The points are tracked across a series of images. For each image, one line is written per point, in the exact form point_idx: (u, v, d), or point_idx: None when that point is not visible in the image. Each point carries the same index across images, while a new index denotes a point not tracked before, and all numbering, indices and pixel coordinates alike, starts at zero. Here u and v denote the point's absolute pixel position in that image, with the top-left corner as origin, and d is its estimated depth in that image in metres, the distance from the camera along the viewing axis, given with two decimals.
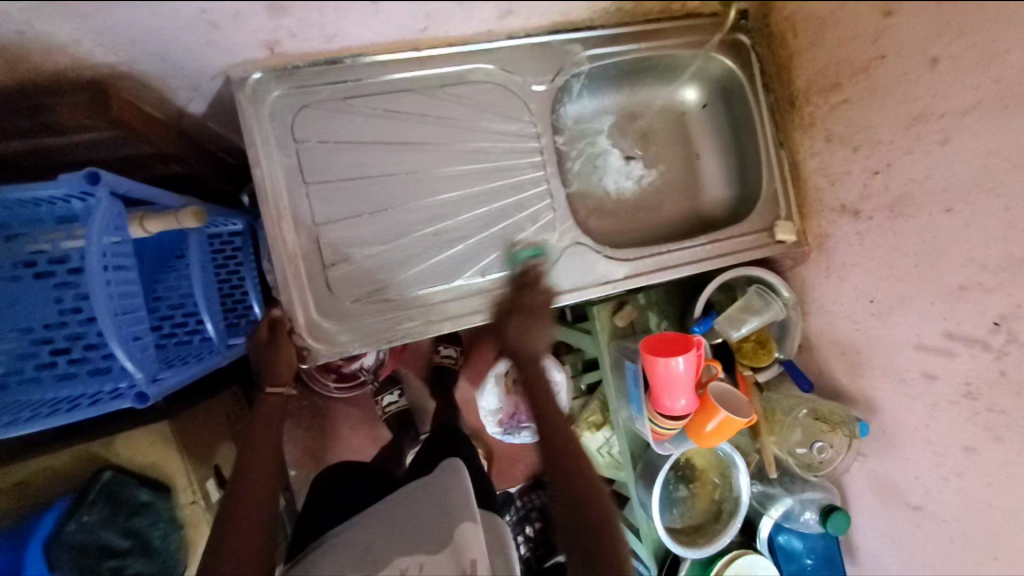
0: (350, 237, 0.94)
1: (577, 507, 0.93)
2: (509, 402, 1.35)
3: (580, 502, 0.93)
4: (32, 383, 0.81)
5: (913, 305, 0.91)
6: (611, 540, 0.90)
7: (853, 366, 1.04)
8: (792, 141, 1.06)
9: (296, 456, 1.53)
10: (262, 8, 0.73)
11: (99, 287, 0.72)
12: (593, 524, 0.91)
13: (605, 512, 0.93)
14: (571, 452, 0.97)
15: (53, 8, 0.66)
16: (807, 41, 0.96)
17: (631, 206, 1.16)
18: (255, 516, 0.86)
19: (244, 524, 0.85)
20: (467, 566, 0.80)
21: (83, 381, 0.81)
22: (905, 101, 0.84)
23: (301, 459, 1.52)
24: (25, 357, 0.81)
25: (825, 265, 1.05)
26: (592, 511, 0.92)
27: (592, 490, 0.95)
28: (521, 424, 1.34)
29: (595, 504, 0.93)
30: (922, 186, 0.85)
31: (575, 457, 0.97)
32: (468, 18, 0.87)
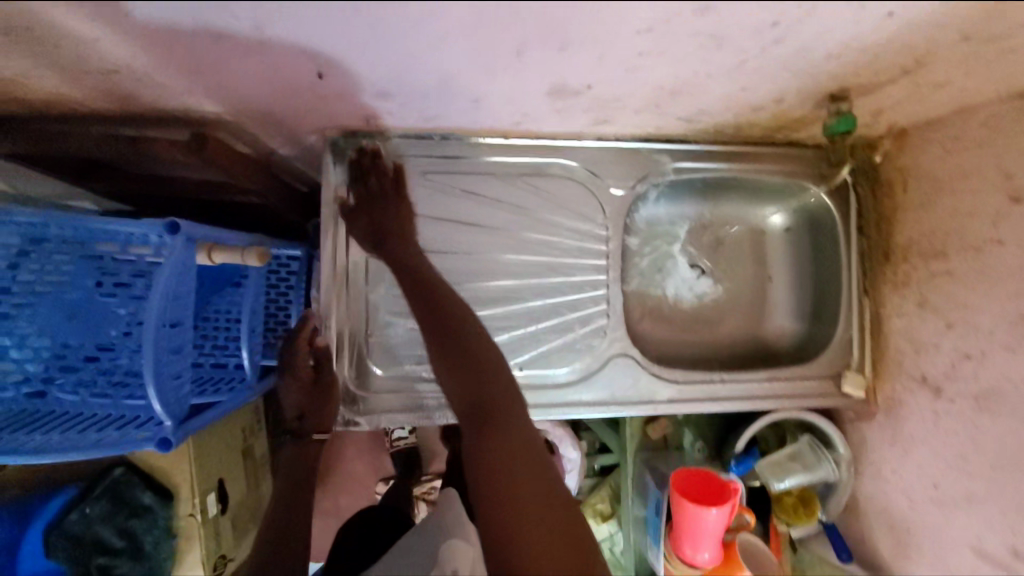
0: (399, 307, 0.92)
1: (473, 409, 0.67)
2: None
3: (534, 463, 0.64)
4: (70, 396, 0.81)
5: (981, 509, 0.83)
6: (519, 434, 0.66)
7: (899, 547, 0.95)
8: (877, 293, 0.99)
9: None
10: (368, 91, 0.74)
11: (150, 332, 0.72)
12: (487, 408, 0.67)
13: (523, 480, 0.62)
14: (488, 375, 0.69)
15: (175, 69, 0.68)
16: (917, 200, 0.91)
17: (689, 318, 1.12)
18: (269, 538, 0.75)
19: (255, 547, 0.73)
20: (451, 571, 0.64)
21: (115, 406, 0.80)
22: (1013, 296, 0.77)
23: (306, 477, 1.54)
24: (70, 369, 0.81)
25: (890, 430, 0.97)
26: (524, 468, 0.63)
27: (511, 461, 0.63)
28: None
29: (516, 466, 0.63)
30: (1016, 388, 0.77)
31: (481, 410, 0.67)
32: (564, 121, 0.86)
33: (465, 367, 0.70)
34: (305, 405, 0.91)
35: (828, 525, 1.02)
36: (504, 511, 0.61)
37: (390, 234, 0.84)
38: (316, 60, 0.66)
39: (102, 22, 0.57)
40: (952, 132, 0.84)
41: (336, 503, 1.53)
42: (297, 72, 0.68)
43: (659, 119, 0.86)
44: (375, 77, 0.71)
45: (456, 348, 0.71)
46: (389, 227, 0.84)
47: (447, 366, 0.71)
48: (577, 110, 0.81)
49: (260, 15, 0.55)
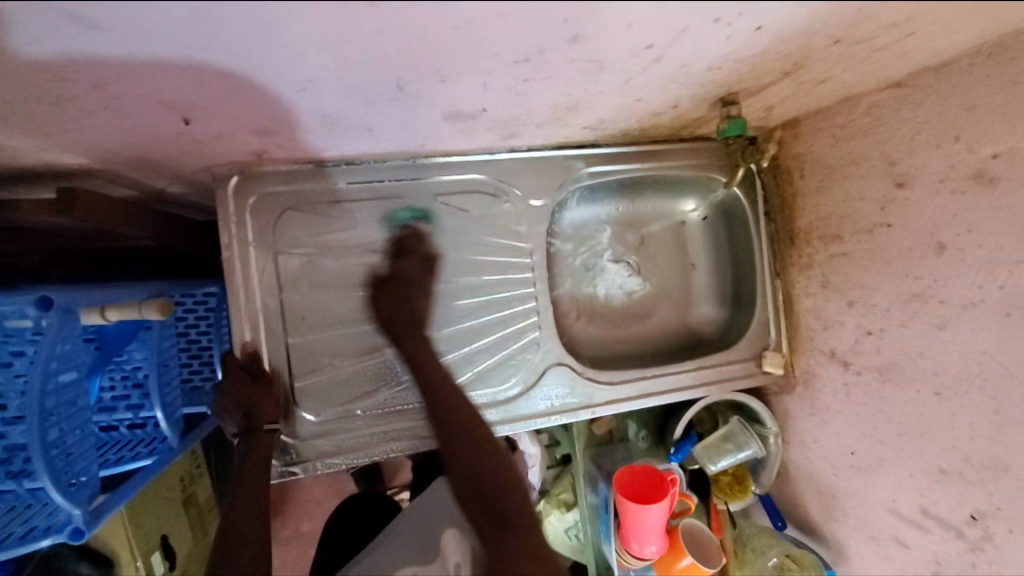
0: (321, 345, 0.89)
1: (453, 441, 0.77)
2: None
3: (526, 506, 0.75)
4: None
5: (892, 471, 0.89)
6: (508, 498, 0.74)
7: (827, 509, 1.03)
8: (788, 274, 1.04)
9: None
10: (249, 130, 0.69)
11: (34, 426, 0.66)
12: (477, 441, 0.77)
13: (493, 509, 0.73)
14: (487, 439, 0.77)
15: (17, 128, 0.61)
16: (813, 185, 0.94)
17: (621, 314, 1.14)
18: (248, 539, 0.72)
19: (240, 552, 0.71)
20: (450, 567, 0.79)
21: (9, 499, 0.73)
22: (906, 275, 0.82)
23: None
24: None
25: (810, 402, 1.03)
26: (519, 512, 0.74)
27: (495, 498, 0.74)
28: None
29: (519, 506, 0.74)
30: (913, 360, 0.83)
31: (478, 444, 0.76)
32: (467, 140, 0.83)
33: (453, 421, 0.78)
34: (251, 404, 0.83)
35: (763, 495, 1.09)
36: (506, 544, 0.71)
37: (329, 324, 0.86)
38: (179, 108, 0.61)
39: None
40: (840, 120, 0.87)
41: (297, 529, 1.46)
42: (162, 121, 0.63)
43: (565, 130, 0.85)
44: (254, 118, 0.66)
45: (461, 409, 0.78)
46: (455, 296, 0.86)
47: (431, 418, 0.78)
48: (481, 129, 0.79)
49: (91, 62, 0.49)
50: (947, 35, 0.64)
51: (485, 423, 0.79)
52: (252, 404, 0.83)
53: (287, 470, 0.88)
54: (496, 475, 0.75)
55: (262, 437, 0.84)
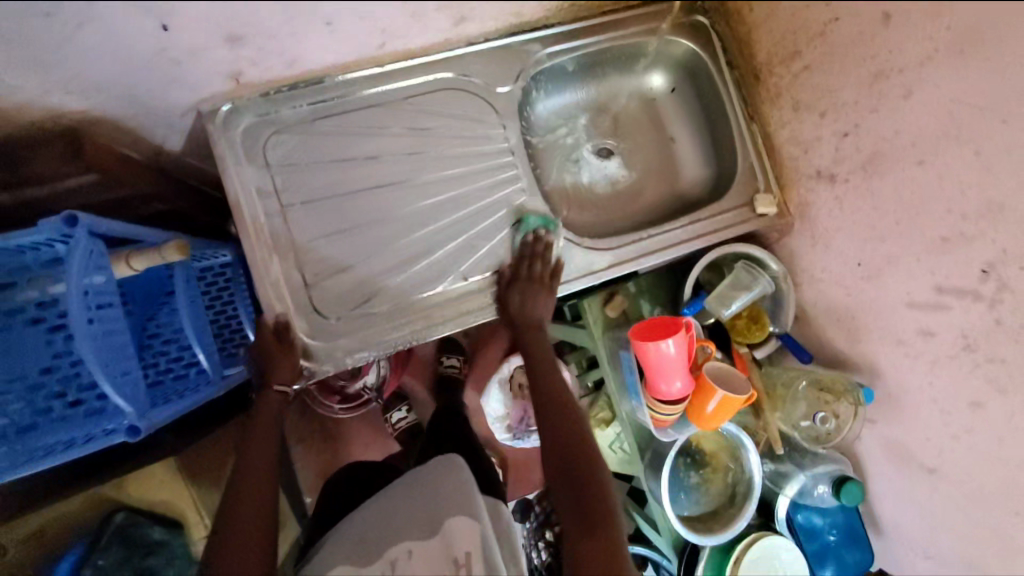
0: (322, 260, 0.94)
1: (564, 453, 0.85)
2: (517, 407, 1.22)
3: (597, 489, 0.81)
4: (25, 434, 0.79)
5: (900, 264, 0.89)
6: (585, 493, 0.80)
7: (850, 332, 1.03)
8: (761, 115, 1.06)
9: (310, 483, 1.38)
10: (220, 39, 0.76)
11: (81, 328, 0.73)
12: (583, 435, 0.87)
13: (589, 479, 0.82)
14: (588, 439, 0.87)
15: (21, 59, 0.70)
16: (762, 15, 0.97)
17: (611, 197, 1.17)
18: (261, 527, 0.78)
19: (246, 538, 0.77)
20: (461, 558, 0.74)
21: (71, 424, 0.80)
22: (863, 60, 0.83)
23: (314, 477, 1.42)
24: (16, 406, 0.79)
25: (809, 233, 1.04)
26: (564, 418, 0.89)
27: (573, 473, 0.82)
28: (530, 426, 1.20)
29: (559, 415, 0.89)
30: (891, 142, 0.84)
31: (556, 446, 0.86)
32: (424, 30, 0.90)
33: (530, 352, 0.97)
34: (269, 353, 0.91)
35: (781, 336, 1.09)
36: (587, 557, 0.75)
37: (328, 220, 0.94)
38: (154, 13, 0.68)
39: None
40: None
41: None
42: (142, 31, 0.70)
43: (511, 4, 0.90)
44: (221, 20, 0.72)
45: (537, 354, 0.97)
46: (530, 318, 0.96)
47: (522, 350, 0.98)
48: (431, 12, 0.85)
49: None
50: None
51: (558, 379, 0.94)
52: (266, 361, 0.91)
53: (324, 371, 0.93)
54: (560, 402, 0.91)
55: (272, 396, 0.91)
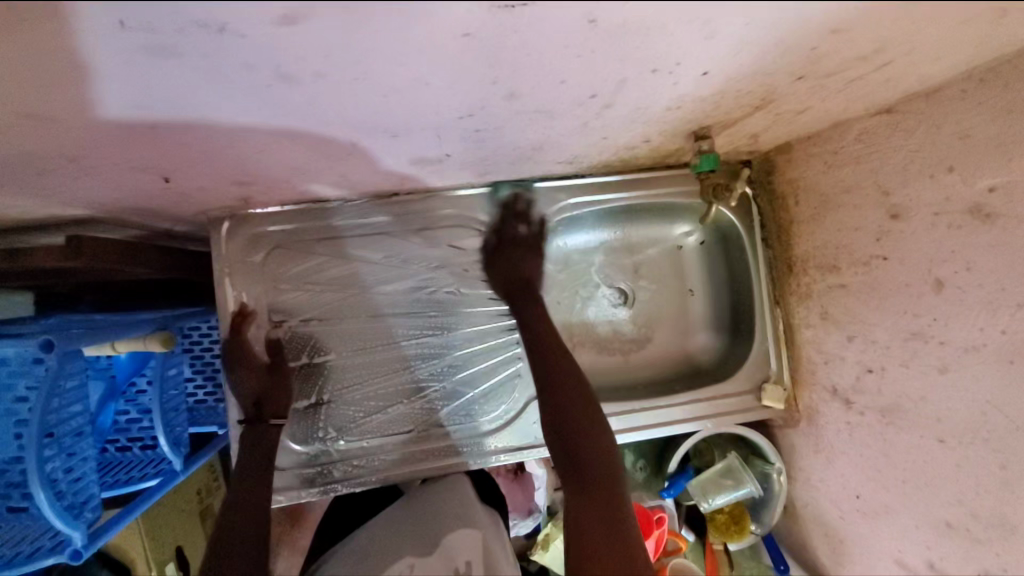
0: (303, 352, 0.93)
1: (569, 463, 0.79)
2: None
3: (603, 452, 0.79)
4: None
5: (897, 519, 0.84)
6: (614, 529, 0.72)
7: (834, 551, 0.98)
8: (787, 303, 0.99)
9: None
10: (228, 182, 0.73)
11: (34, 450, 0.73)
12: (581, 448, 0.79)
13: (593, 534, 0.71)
14: (589, 400, 0.83)
15: (27, 191, 0.67)
16: (808, 213, 0.90)
17: (615, 343, 1.11)
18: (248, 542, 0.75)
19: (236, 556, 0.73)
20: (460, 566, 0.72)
21: (6, 519, 0.78)
22: (904, 313, 0.76)
23: None
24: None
25: (813, 439, 0.98)
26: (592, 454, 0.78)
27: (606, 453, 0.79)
28: None
29: (608, 498, 0.75)
30: (915, 403, 0.78)
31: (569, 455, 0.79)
32: (445, 178, 0.85)
33: (556, 415, 0.82)
34: (265, 391, 0.89)
35: (765, 535, 1.04)
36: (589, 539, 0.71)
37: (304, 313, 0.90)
38: (157, 171, 0.65)
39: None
40: (831, 147, 0.82)
41: None
42: (144, 181, 0.68)
43: (540, 166, 0.84)
44: (229, 174, 0.70)
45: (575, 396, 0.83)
46: (357, 449, 0.93)
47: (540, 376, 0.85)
48: (451, 170, 0.80)
49: (72, 144, 0.55)
50: (929, 62, 0.59)
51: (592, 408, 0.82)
52: (262, 391, 0.89)
53: (321, 442, 0.93)
54: (580, 417, 0.81)
55: (271, 430, 0.87)
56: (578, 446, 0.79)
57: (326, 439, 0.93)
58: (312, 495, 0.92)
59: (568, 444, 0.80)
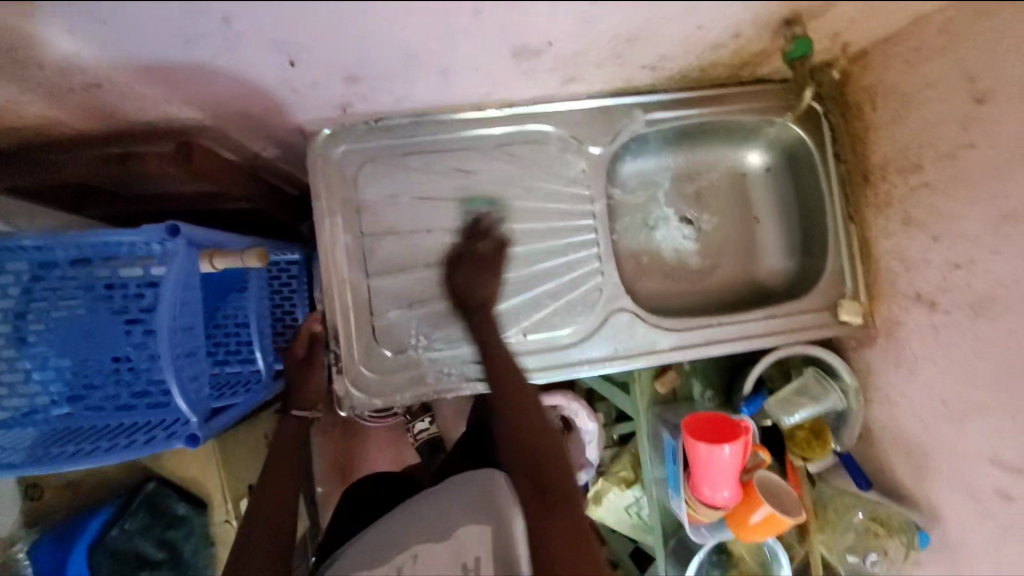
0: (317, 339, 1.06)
1: (541, 492, 0.76)
2: None
3: (564, 480, 0.78)
4: (62, 414, 0.84)
5: (990, 416, 0.83)
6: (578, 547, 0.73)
7: (916, 468, 0.96)
8: (863, 218, 1.00)
9: (324, 473, 1.53)
10: (339, 76, 0.76)
11: (166, 328, 0.78)
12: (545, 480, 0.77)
13: (553, 529, 0.73)
14: (522, 399, 0.85)
15: (153, 79, 0.70)
16: (886, 117, 0.92)
17: (685, 269, 1.13)
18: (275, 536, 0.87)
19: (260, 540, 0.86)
20: (469, 563, 0.68)
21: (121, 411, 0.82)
22: (996, 197, 0.78)
23: (330, 476, 1.53)
24: (66, 385, 0.84)
25: (893, 353, 0.98)
26: (570, 504, 0.76)
27: (539, 439, 0.82)
28: None
29: (567, 500, 0.76)
30: (1009, 289, 0.78)
31: (518, 442, 0.82)
32: (533, 85, 0.88)
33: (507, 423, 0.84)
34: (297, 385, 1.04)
35: (842, 454, 1.03)
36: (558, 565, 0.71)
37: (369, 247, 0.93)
38: (285, 49, 0.67)
39: (51, 22, 0.58)
40: (911, 45, 0.84)
41: None
42: (271, 65, 0.70)
43: (625, 71, 0.88)
44: (344, 64, 0.73)
45: (508, 388, 0.86)
46: (444, 358, 0.96)
47: (496, 409, 0.86)
48: (545, 70, 0.84)
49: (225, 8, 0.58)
50: None
51: (521, 399, 0.86)
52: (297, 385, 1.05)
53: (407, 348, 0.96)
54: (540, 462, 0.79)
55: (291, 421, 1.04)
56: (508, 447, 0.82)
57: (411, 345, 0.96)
58: (404, 401, 0.95)
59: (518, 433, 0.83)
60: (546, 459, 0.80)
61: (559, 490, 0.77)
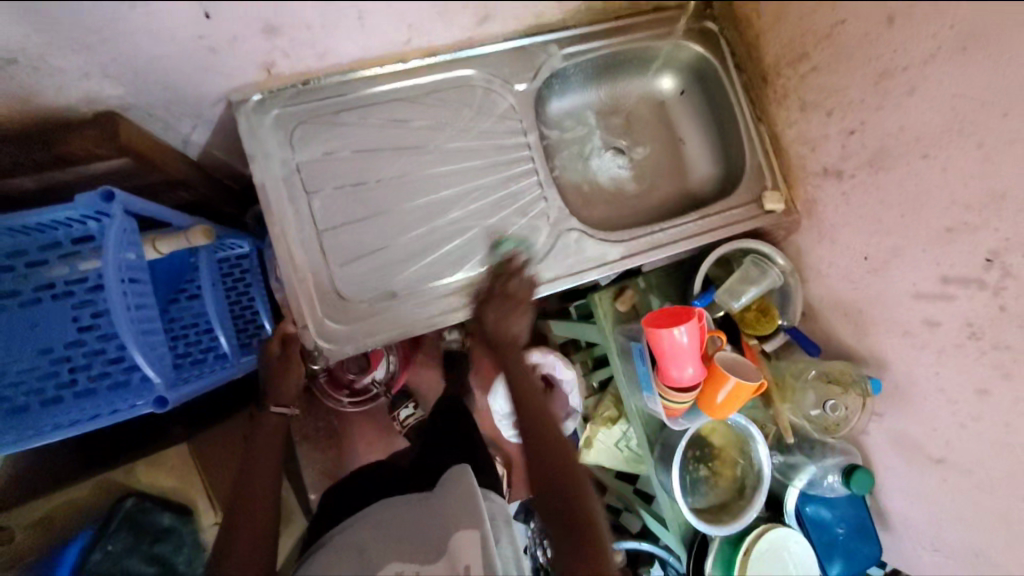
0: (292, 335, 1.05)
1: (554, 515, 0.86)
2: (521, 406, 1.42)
3: (576, 504, 0.86)
4: (19, 413, 0.81)
5: (906, 255, 0.93)
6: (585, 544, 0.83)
7: (857, 327, 1.04)
8: (769, 116, 1.10)
9: (313, 480, 1.49)
10: (259, 29, 0.79)
11: (117, 294, 0.77)
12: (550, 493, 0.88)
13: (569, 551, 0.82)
14: (551, 424, 0.94)
15: (68, 39, 0.72)
16: (770, 19, 1.02)
17: (624, 194, 1.19)
18: (264, 528, 0.88)
19: (247, 535, 0.86)
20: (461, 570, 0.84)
21: None
22: (869, 59, 0.88)
23: (318, 481, 1.49)
24: (19, 383, 0.82)
25: (816, 229, 1.07)
26: (577, 504, 0.87)
27: (540, 459, 0.91)
28: (534, 426, 1.39)
29: (577, 505, 0.86)
30: (897, 137, 0.89)
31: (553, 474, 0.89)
32: (449, 27, 0.94)
33: (538, 437, 0.93)
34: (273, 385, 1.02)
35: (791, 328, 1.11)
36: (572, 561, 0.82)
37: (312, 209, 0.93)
38: None
39: None
40: None
41: None
42: (186, 17, 0.73)
43: (532, 3, 0.95)
44: (262, 11, 0.76)
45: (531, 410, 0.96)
46: (410, 300, 0.98)
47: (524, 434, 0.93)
48: (457, 9, 0.89)
49: None
50: None
51: (529, 401, 0.97)
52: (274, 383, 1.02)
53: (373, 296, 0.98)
54: (559, 475, 0.89)
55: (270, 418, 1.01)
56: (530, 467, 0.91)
57: (376, 293, 0.98)
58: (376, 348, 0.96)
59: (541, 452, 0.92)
60: (569, 468, 0.90)
61: (575, 505, 0.86)
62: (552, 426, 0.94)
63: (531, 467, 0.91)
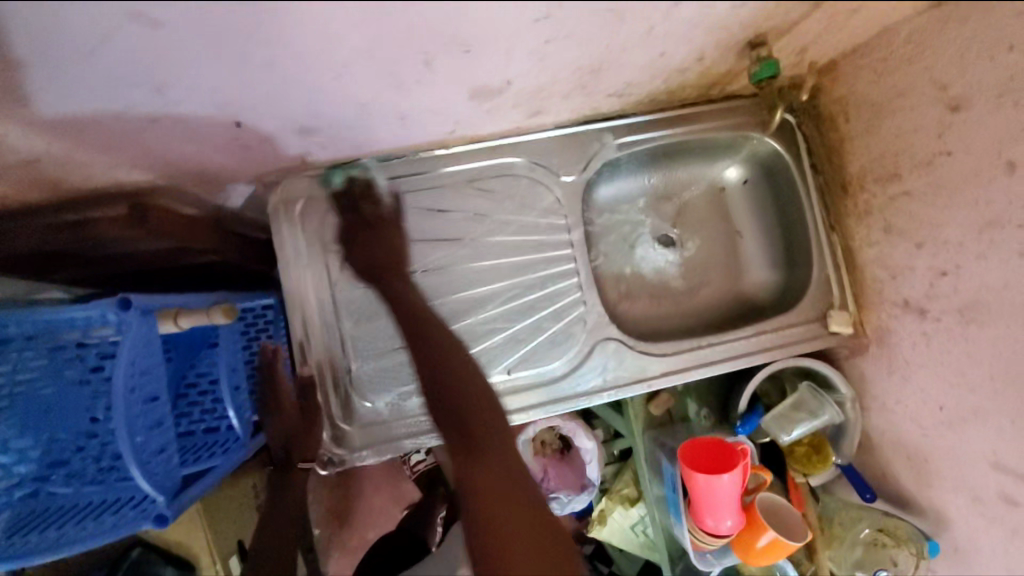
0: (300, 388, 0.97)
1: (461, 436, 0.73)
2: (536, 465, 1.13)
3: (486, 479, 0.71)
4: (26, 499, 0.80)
5: (989, 419, 0.81)
6: (530, 505, 0.70)
7: (920, 476, 0.94)
8: (844, 227, 0.99)
9: None
10: (293, 130, 0.74)
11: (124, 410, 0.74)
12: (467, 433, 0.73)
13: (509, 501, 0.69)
14: (489, 416, 0.74)
15: (90, 143, 0.67)
16: (859, 127, 0.91)
17: (671, 290, 1.10)
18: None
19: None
20: None
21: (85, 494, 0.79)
22: (977, 202, 0.76)
23: None
24: (27, 468, 0.80)
25: (886, 361, 0.96)
26: (519, 476, 0.71)
27: (490, 484, 0.70)
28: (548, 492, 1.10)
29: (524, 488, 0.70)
30: (998, 294, 0.76)
31: (464, 430, 0.73)
32: (499, 122, 0.86)
33: (458, 436, 0.73)
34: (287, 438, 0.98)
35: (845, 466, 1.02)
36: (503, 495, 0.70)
37: (385, 268, 0.83)
38: (229, 109, 0.65)
39: None
40: (879, 55, 0.83)
41: None
42: (215, 125, 0.68)
43: (590, 99, 0.85)
44: (296, 117, 0.70)
45: (467, 390, 0.75)
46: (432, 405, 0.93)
47: (455, 430, 0.73)
48: (507, 108, 0.81)
49: (154, 69, 0.56)
50: None
51: (459, 396, 0.74)
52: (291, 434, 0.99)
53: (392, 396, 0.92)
54: (496, 473, 0.71)
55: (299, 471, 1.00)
56: (467, 475, 0.70)
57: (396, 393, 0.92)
58: (390, 454, 0.91)
59: (489, 456, 0.72)
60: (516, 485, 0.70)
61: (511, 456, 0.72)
62: (482, 469, 0.71)
63: (451, 434, 0.73)
